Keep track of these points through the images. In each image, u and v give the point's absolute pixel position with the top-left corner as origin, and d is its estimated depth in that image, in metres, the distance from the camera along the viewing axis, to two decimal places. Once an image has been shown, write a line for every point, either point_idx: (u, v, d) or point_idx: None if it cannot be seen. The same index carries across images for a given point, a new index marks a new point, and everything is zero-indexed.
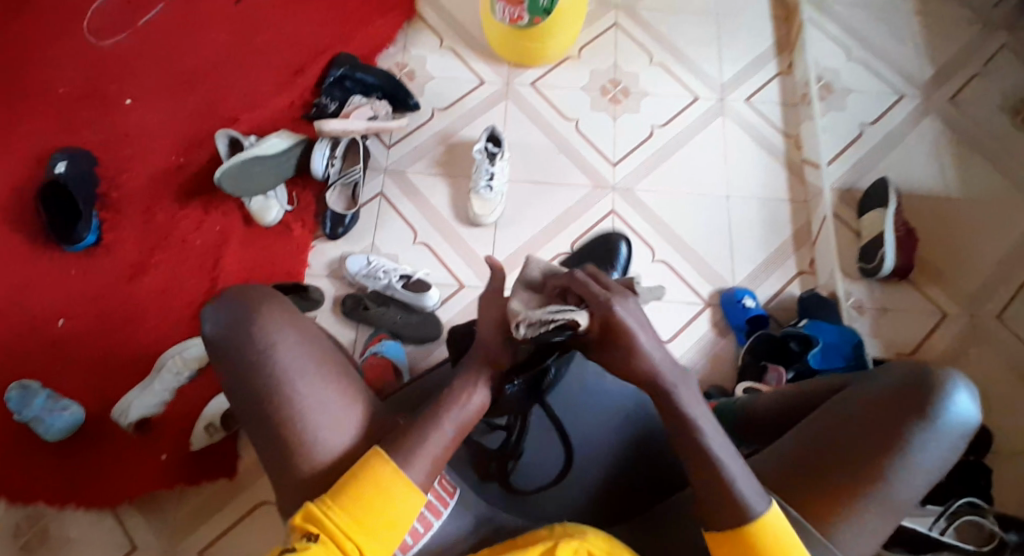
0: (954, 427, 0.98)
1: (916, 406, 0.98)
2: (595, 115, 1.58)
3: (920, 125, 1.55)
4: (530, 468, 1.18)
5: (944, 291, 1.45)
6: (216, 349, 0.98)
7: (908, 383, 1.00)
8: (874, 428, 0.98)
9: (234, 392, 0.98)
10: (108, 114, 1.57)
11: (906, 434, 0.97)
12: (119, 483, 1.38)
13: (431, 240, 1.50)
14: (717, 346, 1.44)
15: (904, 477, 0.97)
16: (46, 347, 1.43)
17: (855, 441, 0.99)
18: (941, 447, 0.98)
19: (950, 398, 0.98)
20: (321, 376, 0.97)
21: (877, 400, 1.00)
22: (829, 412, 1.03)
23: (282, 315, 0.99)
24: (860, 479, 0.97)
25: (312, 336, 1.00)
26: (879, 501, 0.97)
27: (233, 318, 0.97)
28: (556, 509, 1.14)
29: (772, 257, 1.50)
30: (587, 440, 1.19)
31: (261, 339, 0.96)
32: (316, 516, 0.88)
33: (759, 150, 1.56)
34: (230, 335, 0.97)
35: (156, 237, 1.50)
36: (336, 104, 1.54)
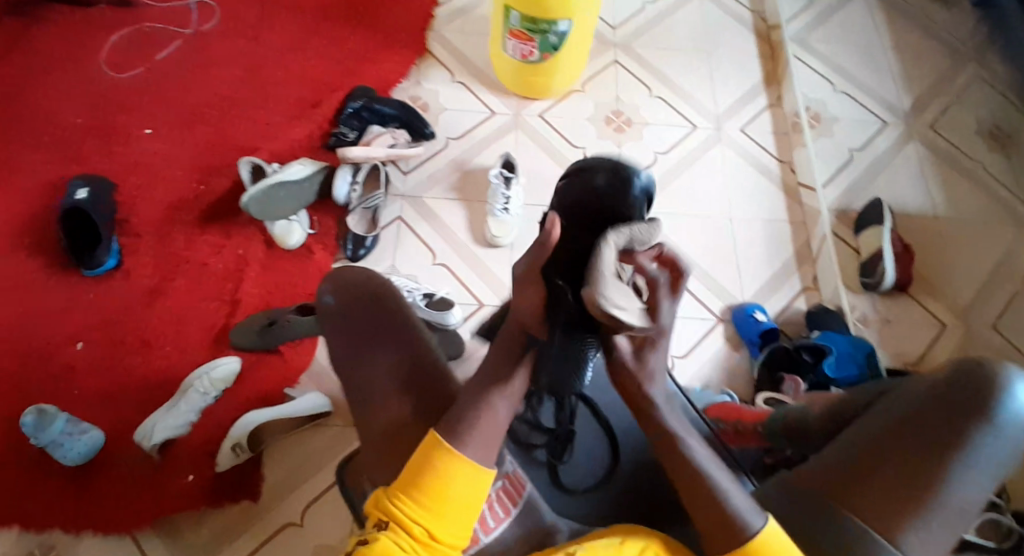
0: (1013, 427, 0.97)
1: (970, 406, 0.97)
2: (601, 143, 1.66)
3: (904, 149, 1.68)
4: (577, 467, 1.17)
5: (939, 303, 1.55)
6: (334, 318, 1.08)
7: (962, 380, 0.98)
8: (928, 430, 0.97)
9: (335, 361, 1.07)
10: (125, 143, 1.58)
11: (961, 435, 0.96)
12: (139, 508, 1.35)
13: (450, 261, 1.54)
14: (731, 359, 1.51)
15: (964, 478, 0.95)
16: (62, 371, 1.41)
17: (910, 445, 0.97)
18: (1000, 447, 0.96)
19: (1004, 396, 0.97)
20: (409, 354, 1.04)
21: (928, 402, 0.99)
22: (880, 416, 1.01)
23: (392, 301, 1.08)
24: (918, 484, 0.95)
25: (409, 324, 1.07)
26: (940, 503, 0.95)
27: (354, 293, 1.08)
28: (601, 508, 1.14)
29: (777, 273, 1.59)
30: (630, 432, 1.19)
31: (377, 315, 1.06)
32: (385, 507, 0.91)
33: (754, 174, 1.67)
34: (349, 306, 1.08)
35: (175, 262, 1.50)
36: (355, 134, 1.59)
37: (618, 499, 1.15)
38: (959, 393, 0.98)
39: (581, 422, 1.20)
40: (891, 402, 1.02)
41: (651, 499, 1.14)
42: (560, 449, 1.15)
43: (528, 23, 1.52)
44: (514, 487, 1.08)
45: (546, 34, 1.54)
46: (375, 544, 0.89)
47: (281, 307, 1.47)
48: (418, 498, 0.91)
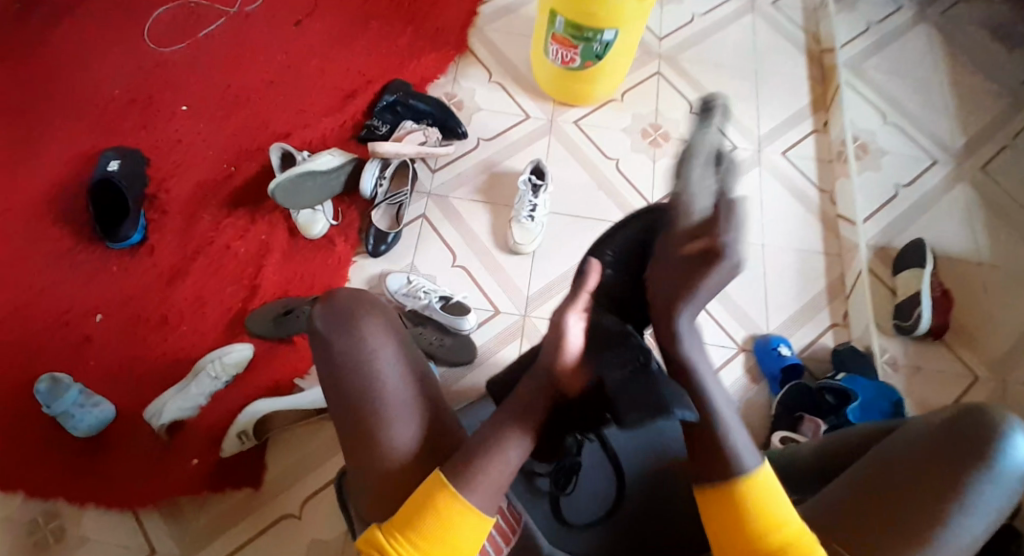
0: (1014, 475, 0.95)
1: (970, 449, 0.96)
2: (635, 156, 1.62)
3: (952, 190, 1.61)
4: (579, 499, 1.18)
5: (975, 353, 1.49)
6: (317, 337, 1.07)
7: (967, 424, 0.97)
8: (926, 471, 0.96)
9: (320, 378, 1.07)
10: (161, 119, 1.60)
11: (959, 479, 0.95)
12: (142, 486, 1.38)
13: (470, 264, 1.52)
14: (751, 392, 1.47)
15: (963, 523, 0.94)
16: (82, 343, 1.43)
17: (913, 484, 0.96)
18: (1000, 495, 0.95)
19: (1001, 440, 0.96)
20: (403, 373, 1.06)
21: (925, 443, 0.98)
22: (882, 452, 1.00)
23: (380, 324, 1.08)
24: (915, 528, 0.94)
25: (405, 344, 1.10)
26: (936, 548, 0.93)
27: (340, 314, 1.07)
28: (599, 541, 1.16)
29: (805, 307, 1.54)
30: (634, 468, 1.19)
31: (361, 339, 1.06)
32: (380, 543, 0.92)
33: (792, 201, 1.62)
34: (334, 327, 1.07)
35: (199, 242, 1.51)
36: (387, 127, 1.59)
37: (617, 533, 1.16)
38: (962, 436, 0.96)
39: (587, 456, 1.20)
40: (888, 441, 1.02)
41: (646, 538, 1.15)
42: (563, 480, 1.17)
43: (572, 30, 1.49)
44: (509, 523, 1.07)
45: (590, 42, 1.50)
46: None
47: (298, 297, 1.48)
48: (426, 547, 0.92)
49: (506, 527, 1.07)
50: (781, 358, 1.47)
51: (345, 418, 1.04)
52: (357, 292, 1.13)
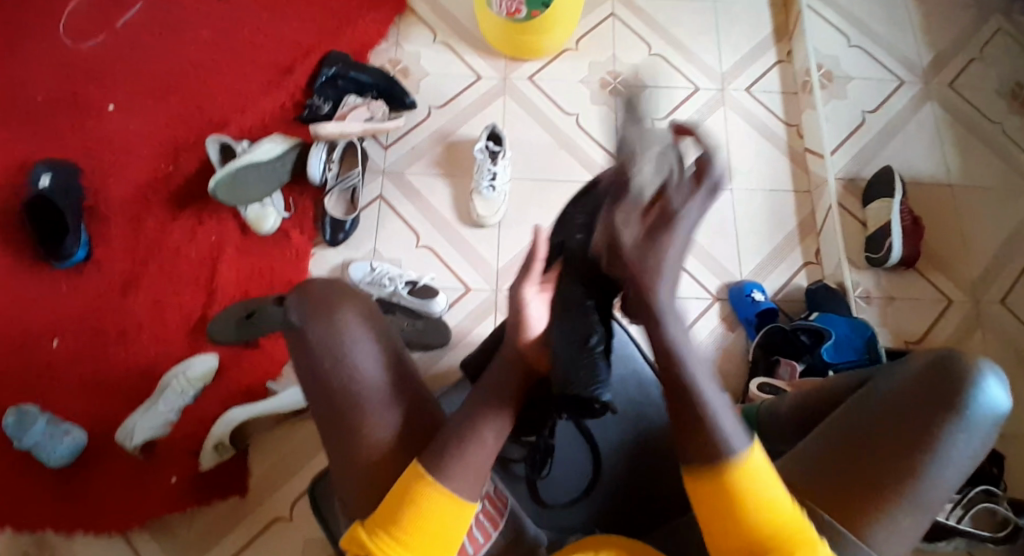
0: (987, 421, 0.92)
1: (944, 398, 0.92)
2: (595, 109, 1.55)
3: (920, 111, 1.57)
4: (560, 480, 1.22)
5: (948, 278, 1.47)
6: (295, 335, 0.97)
7: (936, 373, 0.93)
8: (900, 423, 0.93)
9: (301, 383, 0.98)
10: (89, 122, 1.51)
11: (932, 430, 0.91)
12: (127, 506, 1.34)
13: (435, 243, 1.46)
14: (728, 339, 1.45)
15: (936, 476, 0.91)
16: (40, 368, 1.37)
17: (882, 439, 0.93)
18: (974, 442, 0.91)
19: (977, 386, 0.91)
20: (384, 371, 0.97)
21: (898, 394, 0.95)
22: (851, 409, 0.97)
23: (358, 312, 0.98)
24: (887, 482, 0.91)
25: (387, 337, 1.00)
26: (908, 499, 0.91)
27: (315, 308, 0.97)
28: (582, 518, 1.20)
29: (777, 250, 1.50)
30: (609, 445, 1.23)
31: (339, 333, 0.96)
32: (361, 538, 0.89)
33: (759, 139, 1.56)
34: (312, 321, 0.96)
35: (147, 250, 1.44)
36: (329, 105, 1.50)
37: (599, 509, 1.21)
38: (931, 387, 0.93)
39: (561, 435, 1.25)
40: (862, 393, 0.98)
41: (625, 513, 1.20)
42: (539, 463, 1.18)
43: None
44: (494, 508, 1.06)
45: None
46: None
47: (260, 296, 1.42)
48: (407, 535, 0.87)
49: (493, 512, 1.05)
50: (756, 304, 1.44)
51: (327, 424, 0.96)
52: (334, 280, 1.02)
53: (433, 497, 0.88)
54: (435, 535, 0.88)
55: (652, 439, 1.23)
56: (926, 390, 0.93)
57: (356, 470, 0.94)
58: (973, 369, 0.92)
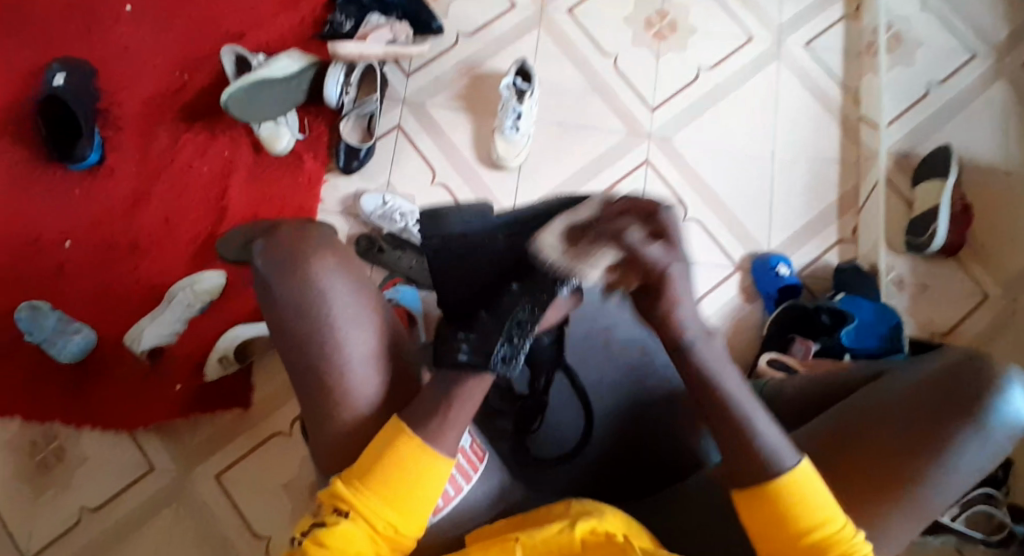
0: (1001, 432, 0.84)
1: (961, 401, 0.85)
2: (636, 52, 1.47)
3: (989, 89, 1.44)
4: (548, 436, 1.15)
5: (988, 271, 1.37)
6: (262, 283, 0.93)
7: (951, 374, 0.87)
8: (908, 422, 0.86)
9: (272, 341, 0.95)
10: (110, 23, 1.48)
11: (944, 433, 0.84)
12: (131, 410, 1.35)
13: (450, 181, 1.41)
14: (743, 311, 1.37)
15: (940, 481, 0.84)
16: (51, 268, 1.38)
17: (883, 436, 0.87)
18: (987, 452, 0.84)
19: (998, 393, 0.84)
20: (361, 323, 0.92)
21: (912, 392, 0.88)
22: (855, 403, 0.92)
23: (333, 260, 0.93)
24: (884, 483, 0.85)
25: (364, 284, 0.95)
26: (907, 504, 0.84)
27: (282, 256, 0.92)
28: (565, 479, 1.10)
29: (810, 224, 1.41)
30: (602, 407, 1.15)
31: (309, 282, 0.91)
32: (344, 495, 0.84)
33: (810, 101, 1.45)
34: (277, 270, 0.92)
35: (161, 160, 1.43)
36: (351, 23, 1.44)
37: (578, 476, 1.10)
38: (943, 388, 0.86)
39: (554, 395, 1.17)
40: (873, 389, 0.92)
41: (614, 475, 1.09)
42: (529, 417, 1.12)
43: None
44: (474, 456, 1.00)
45: None
46: (332, 528, 0.81)
47: (269, 219, 1.39)
48: (390, 494, 0.83)
49: (467, 463, 0.98)
50: (779, 278, 1.36)
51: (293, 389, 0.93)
52: (305, 226, 0.97)
53: (417, 458, 0.84)
54: (414, 495, 0.84)
55: (647, 398, 1.13)
56: (943, 391, 0.86)
57: (321, 430, 0.93)
58: (992, 374, 0.85)
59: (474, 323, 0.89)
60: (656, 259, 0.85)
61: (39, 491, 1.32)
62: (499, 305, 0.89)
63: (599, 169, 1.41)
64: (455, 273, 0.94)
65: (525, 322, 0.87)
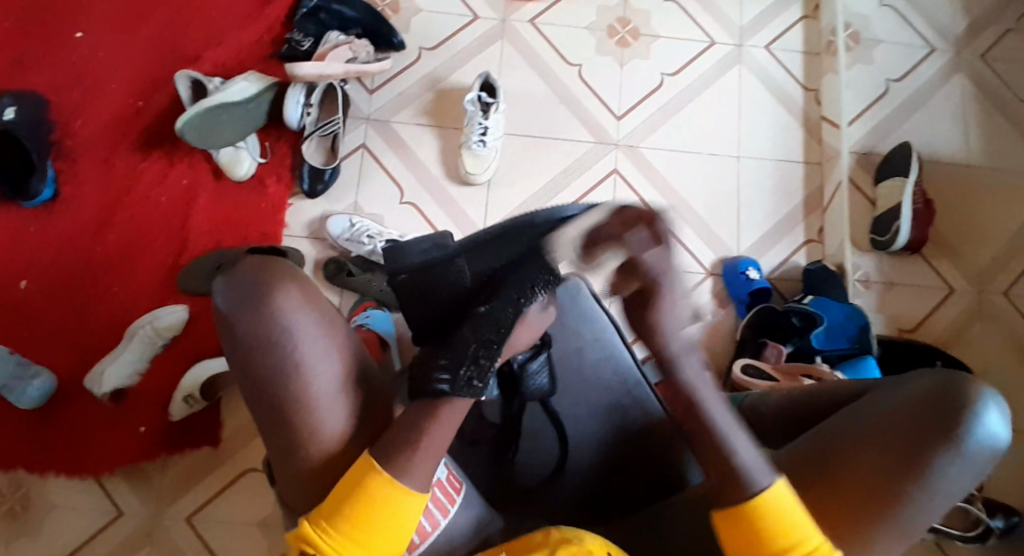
0: (980, 454, 0.83)
1: (938, 427, 0.83)
2: (600, 60, 1.47)
3: (947, 85, 1.48)
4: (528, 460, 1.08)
5: (952, 265, 1.41)
6: (225, 323, 0.86)
7: (932, 397, 0.85)
8: (885, 449, 0.85)
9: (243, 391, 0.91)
10: (55, 48, 1.42)
11: (922, 458, 0.83)
12: (100, 452, 1.31)
13: (419, 200, 1.39)
14: (716, 316, 1.39)
15: (918, 505, 0.84)
16: (7, 308, 1.32)
17: (862, 461, 0.86)
18: (965, 474, 0.83)
19: (975, 417, 0.83)
20: (333, 358, 0.86)
21: (889, 415, 0.87)
22: (834, 425, 0.91)
23: (301, 294, 0.86)
24: (864, 507, 0.85)
25: (331, 317, 0.88)
26: (887, 527, 0.84)
27: (246, 292, 0.85)
28: (549, 505, 1.06)
29: (779, 225, 1.42)
30: (582, 436, 1.08)
31: (274, 321, 0.84)
32: (311, 537, 0.79)
33: (773, 103, 1.47)
34: (242, 307, 0.85)
35: (115, 190, 1.38)
36: (310, 41, 1.41)
37: (559, 500, 1.06)
38: (923, 411, 0.85)
39: (528, 420, 1.08)
40: (853, 408, 0.91)
41: (600, 501, 1.06)
42: (506, 442, 1.07)
43: None
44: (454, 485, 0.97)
45: None
46: None
47: (233, 248, 1.35)
48: (358, 534, 0.78)
49: (445, 495, 0.95)
50: (750, 282, 1.37)
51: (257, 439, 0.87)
52: (265, 259, 0.89)
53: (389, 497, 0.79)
54: (386, 530, 0.79)
55: (626, 422, 1.08)
56: (920, 416, 0.85)
57: None
58: (973, 398, 0.84)
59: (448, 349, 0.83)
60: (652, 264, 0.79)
61: (9, 540, 1.28)
62: (469, 324, 0.84)
63: (569, 180, 1.40)
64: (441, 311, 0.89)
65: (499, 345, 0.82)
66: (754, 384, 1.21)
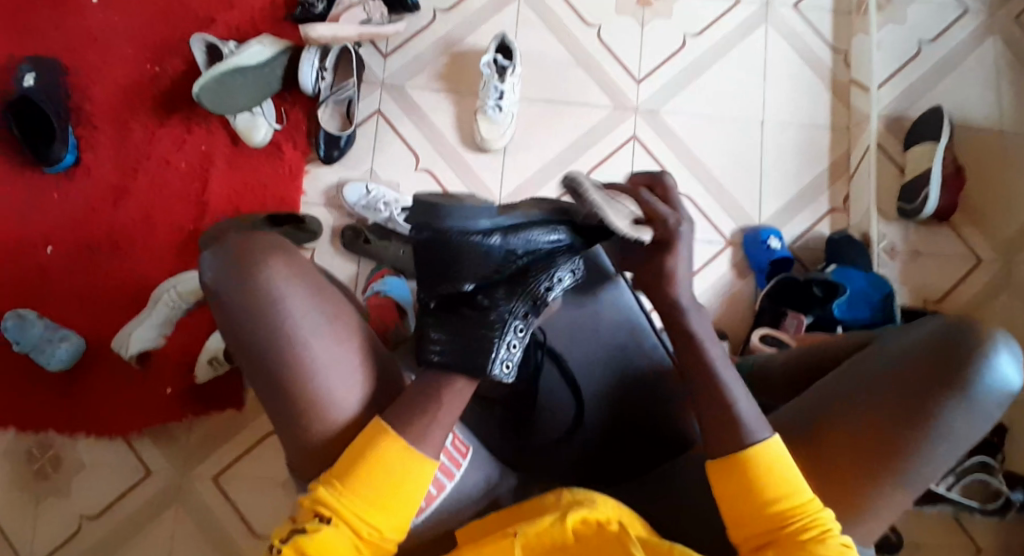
0: (991, 401, 0.80)
1: (946, 370, 0.81)
2: (619, 21, 1.42)
3: (984, 45, 1.41)
4: (539, 421, 1.02)
5: (981, 236, 1.37)
6: (211, 296, 0.84)
7: (940, 341, 0.82)
8: (893, 398, 0.82)
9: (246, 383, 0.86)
10: (70, 14, 1.41)
11: (930, 404, 0.80)
12: (128, 414, 1.36)
13: (434, 166, 1.38)
14: (736, 286, 1.37)
15: (928, 453, 0.81)
16: (31, 274, 1.35)
17: (871, 410, 0.83)
18: (974, 419, 0.81)
19: (985, 359, 0.80)
20: (330, 333, 0.83)
21: (898, 365, 0.84)
22: (840, 376, 0.87)
23: (289, 262, 0.83)
24: (876, 460, 0.81)
25: (318, 282, 0.85)
26: (898, 478, 0.81)
27: (230, 265, 0.82)
28: (560, 463, 1.01)
29: (803, 193, 1.39)
30: (597, 395, 1.04)
31: (265, 290, 0.82)
32: (325, 500, 0.78)
33: (801, 65, 1.42)
34: (227, 278, 0.82)
35: (134, 157, 1.39)
36: (323, 4, 1.38)
37: (574, 456, 1.01)
38: (932, 357, 0.81)
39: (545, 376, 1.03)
40: (861, 357, 0.88)
41: (613, 450, 1.02)
42: (516, 403, 1.02)
43: None
44: (458, 451, 0.96)
45: None
46: (315, 535, 0.76)
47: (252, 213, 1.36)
48: (373, 500, 0.78)
49: (451, 460, 0.94)
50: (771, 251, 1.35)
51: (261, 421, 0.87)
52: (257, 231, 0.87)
53: (400, 460, 0.79)
54: (400, 493, 0.79)
55: (637, 370, 1.05)
56: (931, 360, 0.82)
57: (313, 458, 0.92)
58: (983, 341, 0.81)
59: (449, 320, 0.83)
60: (665, 216, 0.85)
61: (40, 498, 1.33)
62: (479, 306, 0.83)
63: (588, 145, 1.38)
64: (450, 265, 0.82)
65: (522, 329, 0.83)
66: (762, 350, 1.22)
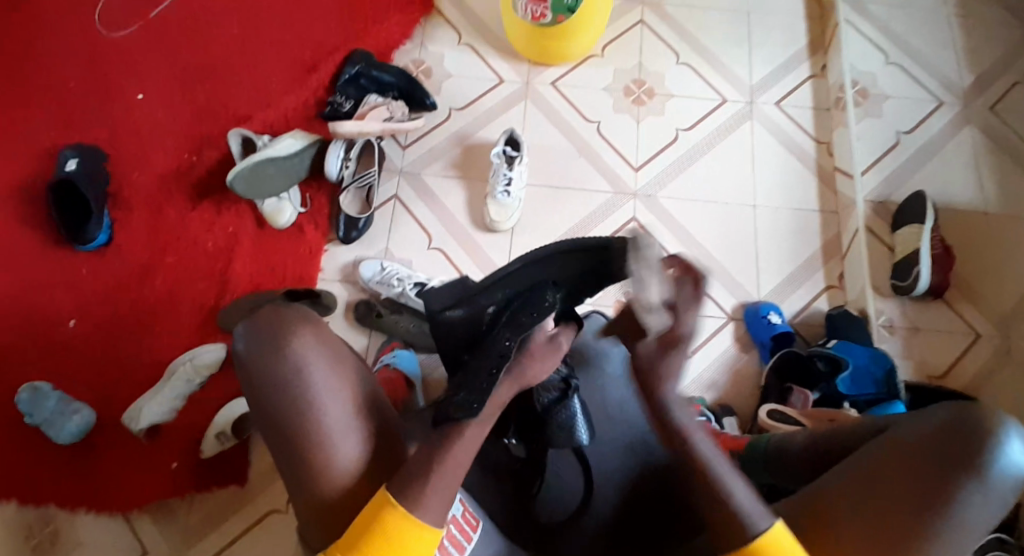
0: (1004, 486, 0.81)
1: (962, 459, 0.81)
2: (617, 117, 1.56)
3: (958, 135, 1.53)
4: (551, 499, 1.08)
5: (978, 312, 1.40)
6: (242, 366, 0.89)
7: (955, 429, 0.82)
8: (908, 487, 0.83)
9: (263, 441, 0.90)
10: (118, 112, 1.56)
11: (948, 494, 0.81)
12: (130, 489, 1.33)
13: (447, 247, 1.46)
14: (739, 361, 1.39)
15: (944, 543, 0.81)
16: (54, 348, 1.40)
17: (886, 499, 0.83)
18: (990, 507, 0.81)
19: (997, 449, 0.81)
20: (346, 398, 0.87)
21: (910, 452, 0.84)
22: (856, 462, 0.87)
23: (316, 334, 0.88)
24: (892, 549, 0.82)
25: (342, 355, 0.90)
26: None
27: (263, 336, 0.87)
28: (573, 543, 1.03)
29: (799, 271, 1.45)
30: (606, 477, 1.07)
31: (288, 357, 0.86)
32: None
33: (786, 155, 1.53)
34: (258, 350, 0.87)
35: (164, 239, 1.47)
36: (350, 103, 1.55)
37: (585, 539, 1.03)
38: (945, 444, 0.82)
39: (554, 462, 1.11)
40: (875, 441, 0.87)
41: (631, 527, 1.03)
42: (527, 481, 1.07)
43: None
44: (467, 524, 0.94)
45: None
46: None
47: (271, 290, 1.43)
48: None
49: (461, 533, 0.92)
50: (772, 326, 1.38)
51: (270, 437, 0.88)
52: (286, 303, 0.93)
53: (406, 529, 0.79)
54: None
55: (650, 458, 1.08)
56: (947, 449, 0.82)
57: None
58: (994, 431, 0.82)
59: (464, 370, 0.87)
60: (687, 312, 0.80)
61: None
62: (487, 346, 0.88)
63: (590, 228, 1.46)
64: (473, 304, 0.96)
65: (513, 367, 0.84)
66: (776, 427, 1.19)
